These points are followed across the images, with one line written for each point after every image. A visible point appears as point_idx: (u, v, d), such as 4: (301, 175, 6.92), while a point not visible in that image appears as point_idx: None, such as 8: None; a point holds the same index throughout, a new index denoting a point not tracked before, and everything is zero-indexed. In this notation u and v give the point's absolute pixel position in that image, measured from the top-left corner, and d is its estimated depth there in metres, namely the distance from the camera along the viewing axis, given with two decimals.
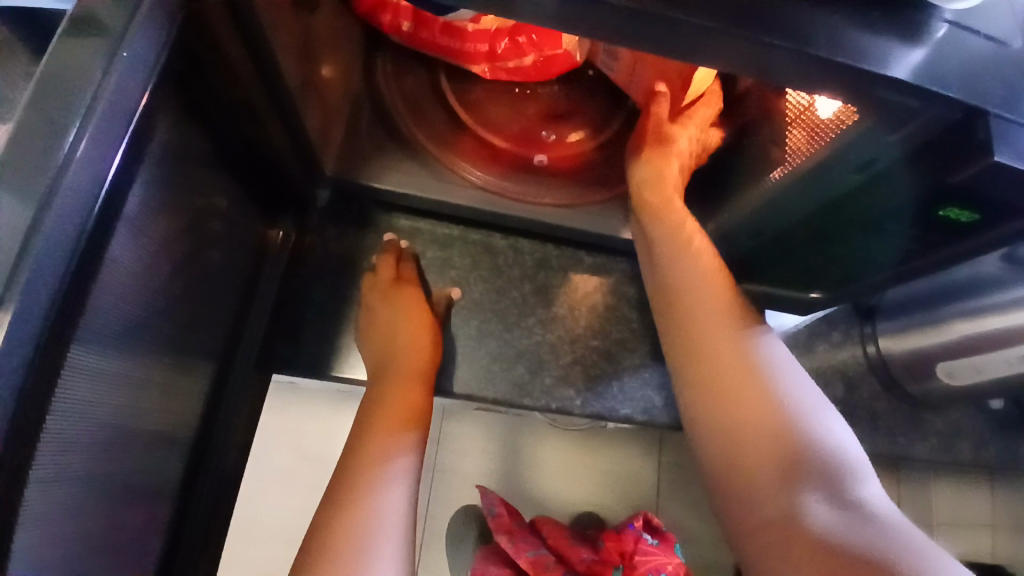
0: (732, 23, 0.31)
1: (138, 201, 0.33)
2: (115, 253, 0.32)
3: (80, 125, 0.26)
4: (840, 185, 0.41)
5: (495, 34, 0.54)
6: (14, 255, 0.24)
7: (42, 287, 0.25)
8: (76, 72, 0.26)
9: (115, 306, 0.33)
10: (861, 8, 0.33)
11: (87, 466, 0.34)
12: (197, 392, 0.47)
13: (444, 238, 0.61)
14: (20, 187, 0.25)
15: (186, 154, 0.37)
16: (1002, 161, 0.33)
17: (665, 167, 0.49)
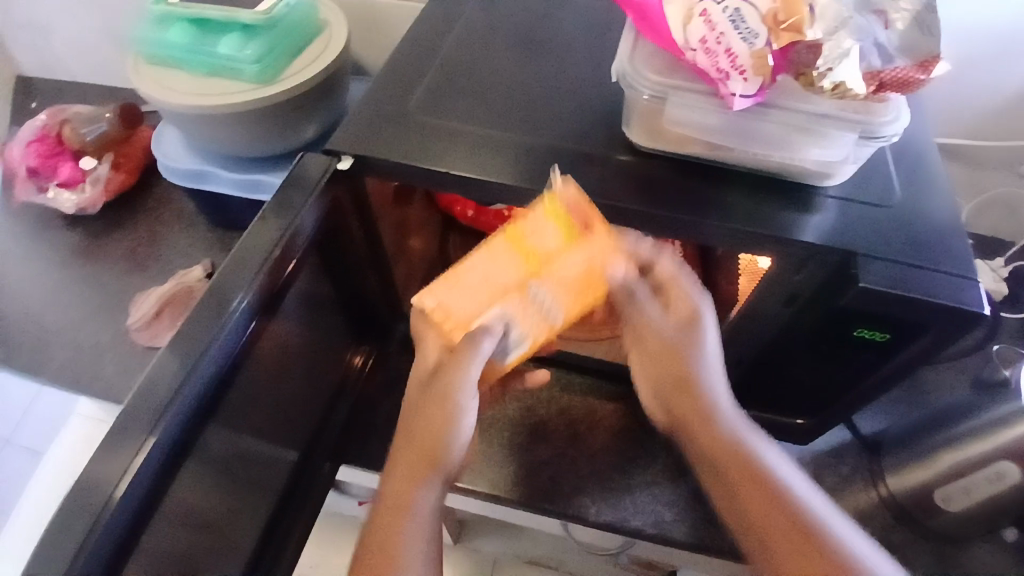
0: (655, 207, 0.48)
1: (278, 322, 0.52)
2: (256, 353, 0.50)
3: (255, 274, 0.47)
4: (776, 317, 0.53)
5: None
6: (201, 348, 0.45)
7: (214, 365, 0.45)
8: (258, 245, 0.48)
9: (247, 385, 0.51)
10: (756, 191, 0.49)
11: (204, 495, 0.49)
12: (286, 468, 0.61)
13: None
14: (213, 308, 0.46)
15: (315, 289, 0.57)
16: (868, 286, 0.45)
17: (583, 276, 0.47)
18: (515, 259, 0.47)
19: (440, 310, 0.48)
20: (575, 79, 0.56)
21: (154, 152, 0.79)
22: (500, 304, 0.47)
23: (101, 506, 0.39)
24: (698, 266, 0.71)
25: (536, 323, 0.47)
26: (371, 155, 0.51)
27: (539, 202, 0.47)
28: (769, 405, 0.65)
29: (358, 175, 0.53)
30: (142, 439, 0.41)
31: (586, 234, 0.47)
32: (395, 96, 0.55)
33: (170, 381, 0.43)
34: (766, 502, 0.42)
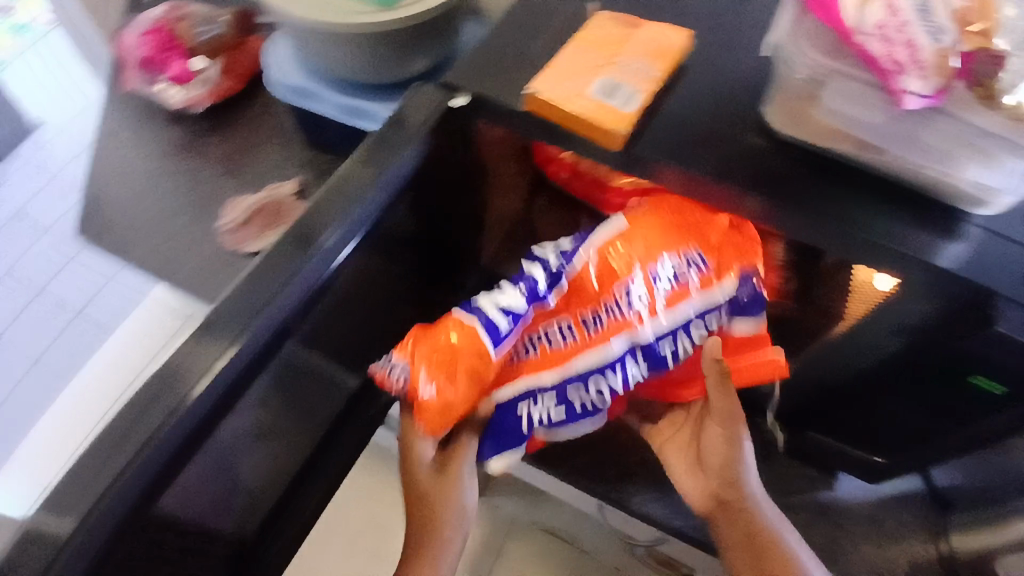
0: (779, 201, 0.44)
1: (365, 254, 0.52)
2: (340, 281, 0.50)
3: (359, 202, 0.47)
4: (882, 344, 0.50)
5: (672, 341, 0.53)
6: (292, 269, 0.44)
7: (303, 286, 0.45)
8: (365, 171, 0.47)
9: (324, 312, 0.51)
10: (897, 208, 0.44)
11: (263, 412, 0.50)
12: (339, 397, 0.62)
13: None
14: (309, 233, 0.46)
15: (401, 228, 0.56)
16: (1003, 331, 0.40)
17: (658, 42, 0.48)
18: (594, 48, 0.47)
19: (549, 89, 0.45)
20: (707, 48, 0.51)
21: (262, 68, 0.79)
22: (603, 76, 0.45)
23: (180, 400, 0.40)
24: (796, 275, 0.64)
25: (644, 79, 0.46)
26: (488, 98, 0.48)
27: (585, 23, 0.50)
28: (843, 434, 0.62)
29: (470, 112, 0.50)
30: (234, 333, 0.42)
31: (636, 29, 0.49)
32: (522, 38, 0.51)
33: (259, 294, 0.43)
34: (741, 513, 0.55)
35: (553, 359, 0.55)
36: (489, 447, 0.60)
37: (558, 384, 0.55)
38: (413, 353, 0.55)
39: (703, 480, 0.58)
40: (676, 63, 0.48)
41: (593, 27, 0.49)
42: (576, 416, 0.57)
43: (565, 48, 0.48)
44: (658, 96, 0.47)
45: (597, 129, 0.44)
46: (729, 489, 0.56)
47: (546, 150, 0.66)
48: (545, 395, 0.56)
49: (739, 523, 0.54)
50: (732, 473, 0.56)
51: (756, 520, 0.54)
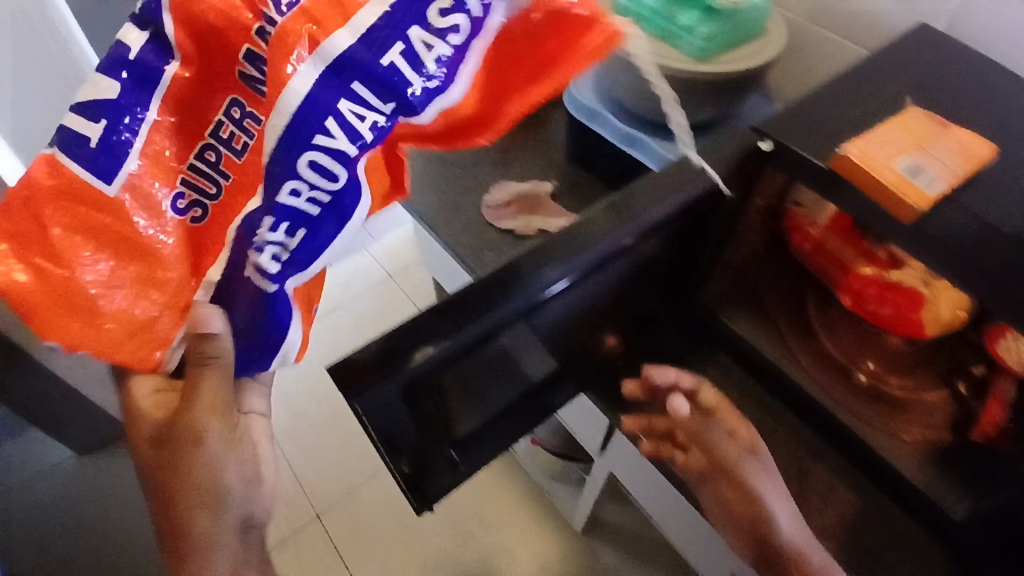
0: None
1: (638, 248, 0.59)
2: (615, 263, 0.58)
3: (666, 202, 0.56)
4: None
5: (434, 27, 0.37)
6: (597, 242, 0.53)
7: (597, 253, 0.53)
8: (669, 183, 0.57)
9: (589, 287, 0.59)
10: None
11: (507, 352, 0.56)
12: (548, 370, 0.67)
13: (749, 389, 0.75)
14: (619, 216, 0.55)
15: (665, 240, 0.63)
16: None
17: (969, 146, 0.52)
18: (907, 133, 0.52)
19: (860, 154, 0.49)
20: (1010, 161, 0.53)
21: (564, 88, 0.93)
22: (912, 158, 0.49)
23: (464, 307, 0.48)
24: None
25: (948, 172, 0.49)
26: (792, 146, 0.53)
27: (902, 111, 0.54)
28: None
29: (771, 158, 0.56)
30: (540, 275, 0.50)
31: (945, 128, 0.53)
32: (835, 114, 0.56)
33: (567, 251, 0.52)
34: (736, 490, 0.67)
35: (244, 165, 0.46)
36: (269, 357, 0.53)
37: (256, 208, 0.45)
38: (34, 189, 0.44)
39: (715, 496, 0.70)
40: (979, 166, 0.51)
41: (907, 118, 0.54)
42: (350, 190, 0.43)
43: (875, 127, 0.53)
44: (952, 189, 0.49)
45: (890, 198, 0.48)
46: (716, 463, 0.69)
47: (799, 220, 0.74)
48: (232, 196, 0.47)
49: (750, 512, 0.65)
50: (711, 454, 0.69)
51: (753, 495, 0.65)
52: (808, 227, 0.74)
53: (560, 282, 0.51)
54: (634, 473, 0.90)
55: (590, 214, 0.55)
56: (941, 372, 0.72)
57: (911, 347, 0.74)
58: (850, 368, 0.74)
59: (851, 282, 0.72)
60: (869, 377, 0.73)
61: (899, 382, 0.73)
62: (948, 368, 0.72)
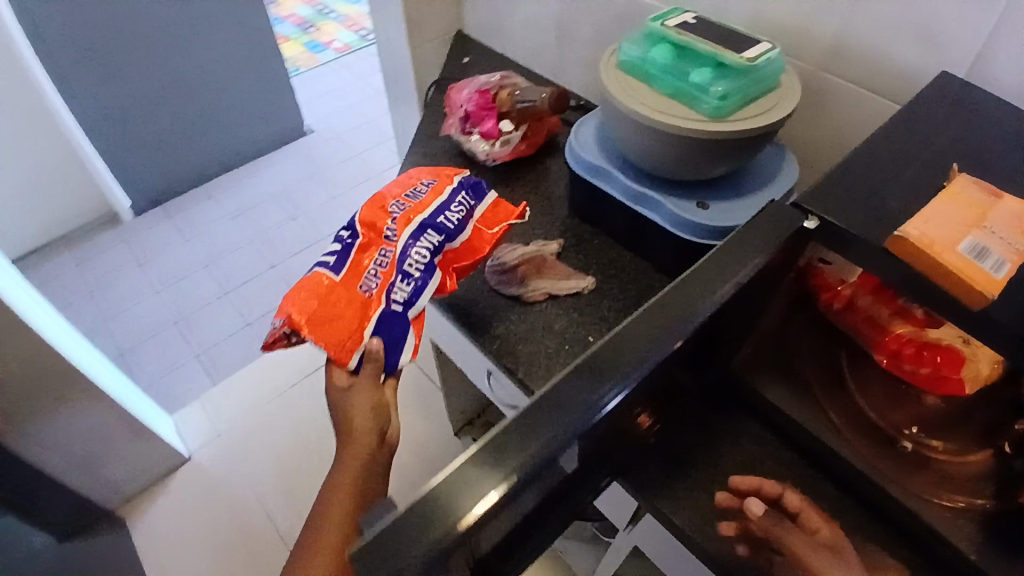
0: None
1: (688, 344, 0.55)
2: (668, 363, 0.53)
3: (722, 295, 0.51)
4: None
5: (447, 210, 0.82)
6: (656, 345, 0.48)
7: (655, 359, 0.48)
8: (727, 268, 0.51)
9: (641, 390, 0.54)
10: None
11: (561, 472, 0.51)
12: (588, 473, 0.61)
13: (787, 460, 0.69)
14: (675, 314, 0.50)
15: (713, 327, 0.58)
16: None
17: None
18: (961, 208, 0.48)
19: (915, 239, 0.46)
20: None
21: (567, 141, 0.90)
22: (973, 238, 0.46)
23: (527, 429, 0.44)
24: None
25: (1012, 251, 0.46)
26: (838, 222, 0.50)
27: (950, 182, 0.51)
28: None
29: (815, 236, 0.53)
30: (603, 391, 0.46)
31: (997, 197, 0.50)
32: (872, 185, 0.53)
33: (627, 358, 0.48)
34: None
35: (394, 262, 0.78)
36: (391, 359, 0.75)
37: (399, 275, 0.77)
38: (303, 313, 0.72)
39: None
40: None
41: (956, 188, 0.50)
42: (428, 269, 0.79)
43: (927, 203, 0.50)
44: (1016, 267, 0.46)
45: (961, 283, 0.44)
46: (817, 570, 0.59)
47: (827, 275, 0.69)
48: (400, 274, 0.77)
49: None
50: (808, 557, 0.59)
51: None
52: (837, 283, 0.69)
53: (617, 400, 0.46)
54: (662, 549, 0.83)
55: (633, 318, 0.50)
56: (982, 433, 0.66)
57: (949, 404, 0.67)
58: (890, 434, 0.66)
59: (888, 342, 0.68)
60: (913, 445, 0.65)
61: (942, 446, 0.65)
62: (991, 425, 0.66)
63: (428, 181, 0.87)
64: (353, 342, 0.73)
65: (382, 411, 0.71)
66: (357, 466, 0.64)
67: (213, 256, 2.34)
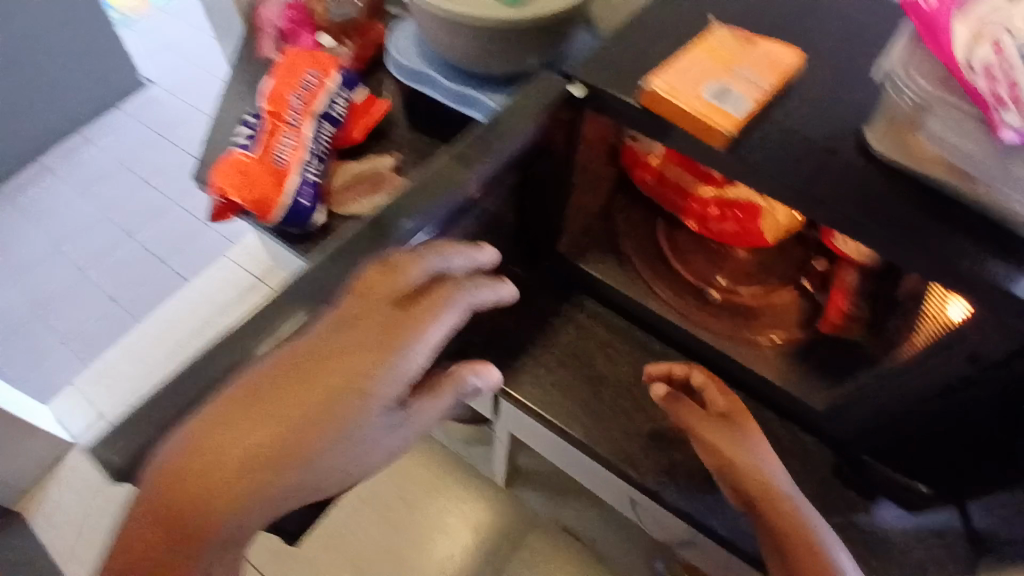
0: (863, 216, 0.47)
1: (486, 206, 0.59)
2: (468, 217, 0.59)
3: (509, 147, 0.54)
4: (951, 373, 0.51)
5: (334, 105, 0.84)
6: (439, 190, 0.52)
7: (447, 204, 0.53)
8: (514, 126, 0.55)
9: (442, 245, 0.58)
10: (981, 235, 0.46)
11: None
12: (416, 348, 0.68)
13: (615, 327, 0.77)
14: (462, 166, 0.53)
15: (502, 206, 0.62)
16: None
17: (778, 58, 0.54)
18: (711, 56, 0.53)
19: (663, 86, 0.50)
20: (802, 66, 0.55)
21: (387, 48, 0.87)
22: (719, 83, 0.51)
23: (325, 271, 0.49)
24: (870, 303, 0.67)
25: (755, 91, 0.51)
26: (607, 89, 0.53)
27: (714, 29, 0.56)
28: (897, 462, 0.63)
29: (585, 104, 0.56)
30: (399, 224, 0.51)
31: (752, 42, 0.55)
32: (640, 46, 0.56)
33: (414, 205, 0.52)
34: (747, 469, 0.57)
35: (302, 135, 0.80)
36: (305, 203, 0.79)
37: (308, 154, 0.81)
38: (219, 182, 0.78)
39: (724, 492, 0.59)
40: (787, 73, 0.53)
41: (717, 38, 0.55)
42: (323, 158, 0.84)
43: (685, 53, 0.54)
44: (766, 108, 0.52)
45: (703, 126, 0.50)
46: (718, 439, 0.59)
47: (638, 152, 0.73)
48: (309, 155, 0.80)
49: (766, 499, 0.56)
50: (717, 432, 0.60)
51: (764, 474, 0.57)
52: (647, 158, 0.73)
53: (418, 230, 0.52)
54: None
55: (429, 170, 0.53)
56: (789, 269, 0.75)
57: (756, 256, 0.76)
58: (703, 288, 0.75)
59: (694, 207, 0.73)
60: (721, 295, 0.74)
61: (751, 290, 0.74)
62: (794, 269, 0.75)
63: (315, 73, 0.84)
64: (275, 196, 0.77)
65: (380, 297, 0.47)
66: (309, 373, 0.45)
67: (61, 234, 2.09)
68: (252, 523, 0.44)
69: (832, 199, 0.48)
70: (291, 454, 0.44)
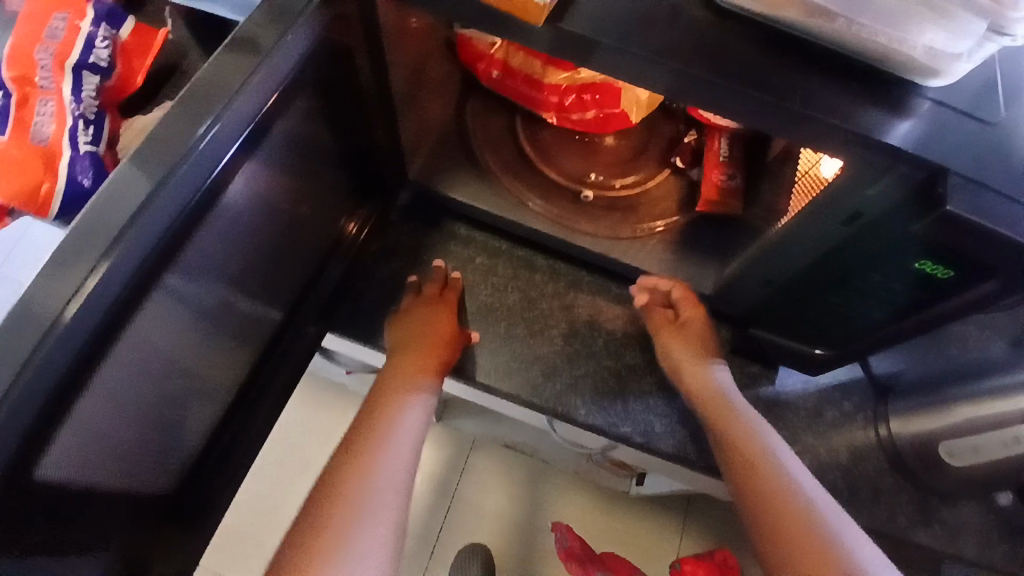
0: (716, 77, 0.40)
1: (282, 141, 0.47)
2: (267, 147, 0.45)
3: (297, 27, 0.40)
4: (831, 236, 0.47)
5: (96, 51, 0.64)
6: (231, 95, 0.38)
7: (242, 117, 0.39)
8: (288, 7, 0.41)
9: (244, 188, 0.44)
10: (839, 79, 0.41)
11: (202, 296, 0.45)
12: (266, 328, 0.56)
13: (494, 249, 0.71)
14: (250, 43, 0.39)
15: (310, 138, 0.51)
16: (954, 210, 0.38)
17: None
18: None
19: None
20: None
21: None
22: None
23: (107, 242, 0.34)
24: (741, 171, 0.64)
25: None
26: None
27: None
28: (790, 332, 0.61)
29: None
30: (201, 128, 0.37)
31: None
32: None
33: (185, 124, 0.37)
34: (739, 439, 0.53)
35: (64, 106, 0.62)
36: (91, 183, 0.62)
37: (77, 125, 0.63)
38: None
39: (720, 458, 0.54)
40: None
41: None
42: (100, 122, 0.65)
43: None
44: None
45: (514, 0, 0.39)
46: (713, 405, 0.57)
47: (474, 44, 0.62)
48: (80, 123, 0.63)
49: (755, 472, 0.50)
50: (715, 400, 0.57)
51: (759, 445, 0.52)
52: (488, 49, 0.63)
53: (218, 134, 0.38)
54: None
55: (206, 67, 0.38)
56: (661, 148, 0.71)
57: (625, 141, 0.71)
58: (575, 188, 0.69)
59: (550, 97, 0.65)
60: (594, 192, 0.69)
61: (626, 179, 0.70)
62: (663, 151, 0.70)
63: (61, 14, 0.63)
64: (47, 181, 0.60)
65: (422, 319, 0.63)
66: (380, 388, 0.58)
67: None
68: (379, 538, 0.45)
69: (685, 65, 0.40)
70: (378, 468, 0.49)
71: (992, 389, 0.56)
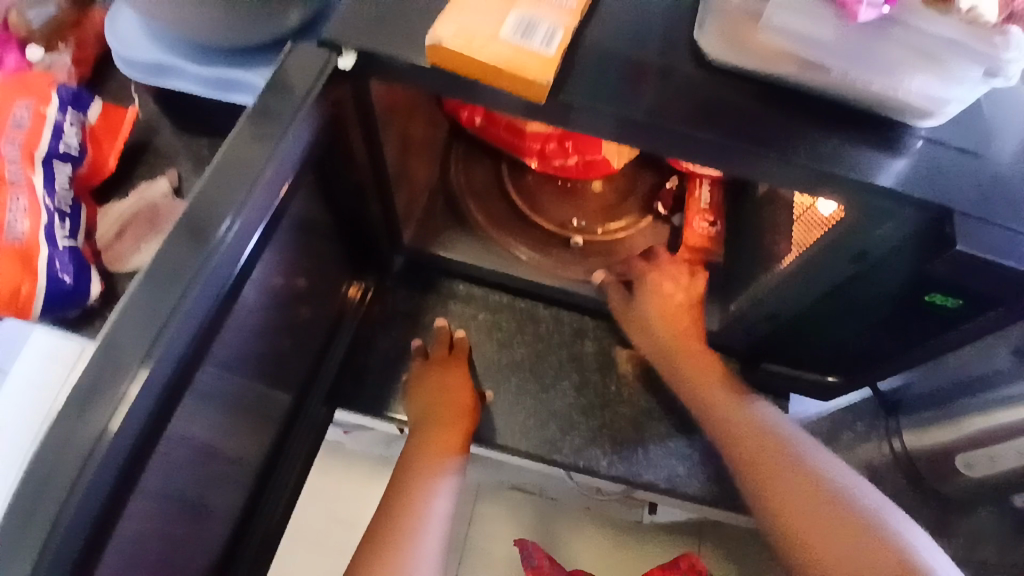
0: (718, 138, 0.41)
1: (284, 232, 0.46)
2: (273, 241, 0.44)
3: (295, 119, 0.39)
4: (840, 273, 0.48)
5: (64, 139, 0.61)
6: (240, 201, 0.36)
7: (251, 220, 0.37)
8: (281, 102, 0.40)
9: (254, 287, 0.43)
10: (837, 127, 0.41)
11: (216, 404, 0.43)
12: (274, 418, 0.54)
13: (495, 303, 0.70)
14: (257, 133, 0.38)
15: (307, 223, 0.50)
16: (965, 249, 0.39)
17: None
18: None
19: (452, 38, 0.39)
20: None
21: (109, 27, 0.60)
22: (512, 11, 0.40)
23: (121, 378, 0.32)
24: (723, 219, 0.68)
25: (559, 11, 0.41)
26: (380, 51, 0.41)
27: None
28: (801, 361, 0.62)
29: (361, 75, 0.43)
30: (213, 236, 0.35)
31: None
32: None
33: (185, 240, 0.35)
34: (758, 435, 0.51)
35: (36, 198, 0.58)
36: (73, 279, 0.58)
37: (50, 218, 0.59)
38: None
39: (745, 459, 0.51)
40: None
41: None
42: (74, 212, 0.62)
43: None
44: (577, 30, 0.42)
45: (514, 78, 0.39)
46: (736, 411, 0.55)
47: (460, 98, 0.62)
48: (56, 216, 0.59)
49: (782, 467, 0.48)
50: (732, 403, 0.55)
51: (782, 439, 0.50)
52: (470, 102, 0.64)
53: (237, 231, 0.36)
54: None
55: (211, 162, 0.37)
56: (647, 192, 0.72)
57: (611, 186, 0.72)
58: (565, 235, 0.69)
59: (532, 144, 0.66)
60: (585, 237, 0.69)
61: (616, 222, 0.70)
62: (647, 194, 0.72)
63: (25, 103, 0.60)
64: (25, 283, 0.56)
65: (438, 387, 0.62)
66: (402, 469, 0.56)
67: None
68: None
69: (688, 128, 0.41)
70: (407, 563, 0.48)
71: (998, 400, 0.57)
